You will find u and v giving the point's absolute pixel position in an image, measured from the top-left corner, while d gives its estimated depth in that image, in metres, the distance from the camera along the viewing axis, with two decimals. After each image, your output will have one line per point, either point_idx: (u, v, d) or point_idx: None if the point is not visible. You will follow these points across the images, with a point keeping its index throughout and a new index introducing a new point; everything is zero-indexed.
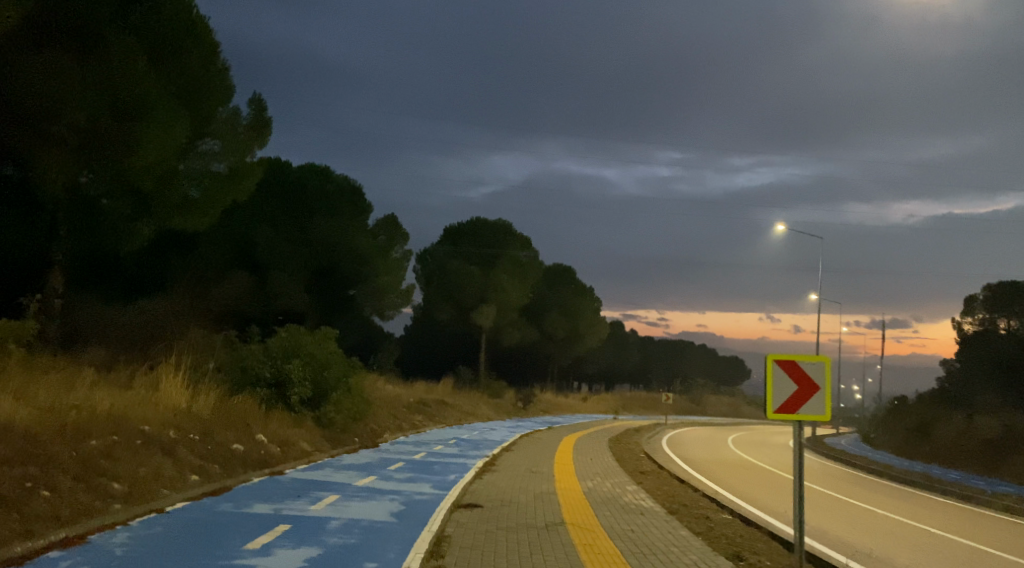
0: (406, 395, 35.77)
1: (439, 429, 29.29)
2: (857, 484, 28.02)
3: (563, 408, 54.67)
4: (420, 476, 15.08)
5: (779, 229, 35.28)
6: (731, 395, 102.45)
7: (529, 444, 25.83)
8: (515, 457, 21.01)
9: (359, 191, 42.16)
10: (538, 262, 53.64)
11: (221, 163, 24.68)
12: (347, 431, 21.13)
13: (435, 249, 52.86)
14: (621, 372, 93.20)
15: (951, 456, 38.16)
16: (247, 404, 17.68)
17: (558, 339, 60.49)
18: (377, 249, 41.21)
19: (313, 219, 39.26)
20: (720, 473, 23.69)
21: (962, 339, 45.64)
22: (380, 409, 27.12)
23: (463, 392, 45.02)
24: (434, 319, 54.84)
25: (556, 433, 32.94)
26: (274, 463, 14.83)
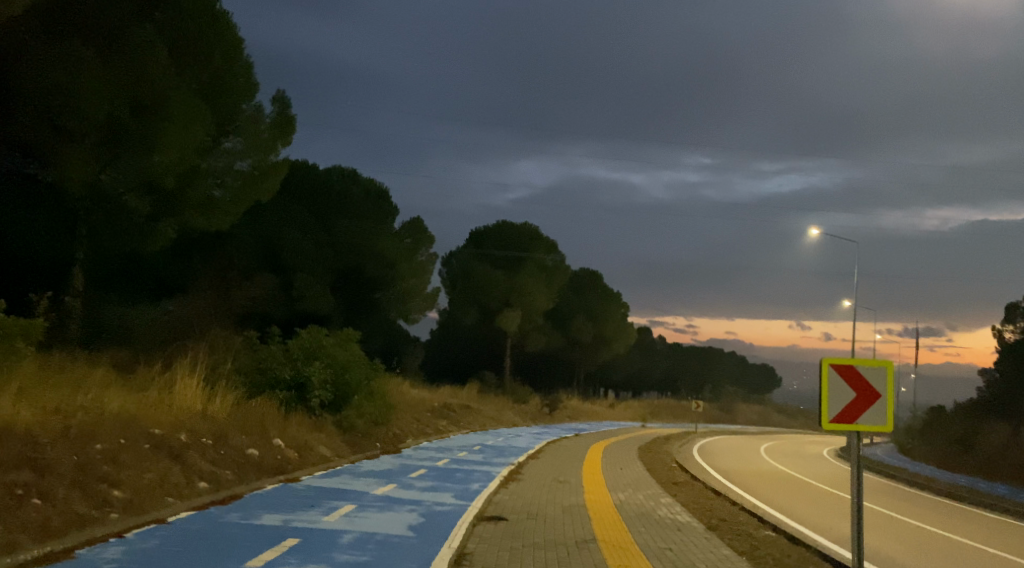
0: (432, 400, 35.09)
1: (464, 435, 28.56)
2: (896, 497, 26.98)
3: (591, 415, 53.82)
4: (441, 485, 14.34)
5: (813, 234, 34.32)
6: (760, 403, 100.94)
7: (556, 452, 25.04)
8: (542, 465, 20.24)
9: (385, 193, 41.67)
10: (566, 266, 52.79)
11: (245, 161, 24.08)
12: (370, 436, 20.45)
13: (462, 252, 52.24)
14: (648, 379, 92.05)
15: (992, 469, 36.90)
16: (265, 406, 17.04)
17: (586, 344, 59.67)
18: (403, 252, 40.63)
19: (339, 220, 38.78)
20: (755, 484, 22.79)
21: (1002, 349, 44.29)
22: (403, 414, 26.44)
23: (489, 397, 44.35)
24: (460, 323, 54.23)
25: (583, 440, 32.12)
26: (291, 469, 14.15)
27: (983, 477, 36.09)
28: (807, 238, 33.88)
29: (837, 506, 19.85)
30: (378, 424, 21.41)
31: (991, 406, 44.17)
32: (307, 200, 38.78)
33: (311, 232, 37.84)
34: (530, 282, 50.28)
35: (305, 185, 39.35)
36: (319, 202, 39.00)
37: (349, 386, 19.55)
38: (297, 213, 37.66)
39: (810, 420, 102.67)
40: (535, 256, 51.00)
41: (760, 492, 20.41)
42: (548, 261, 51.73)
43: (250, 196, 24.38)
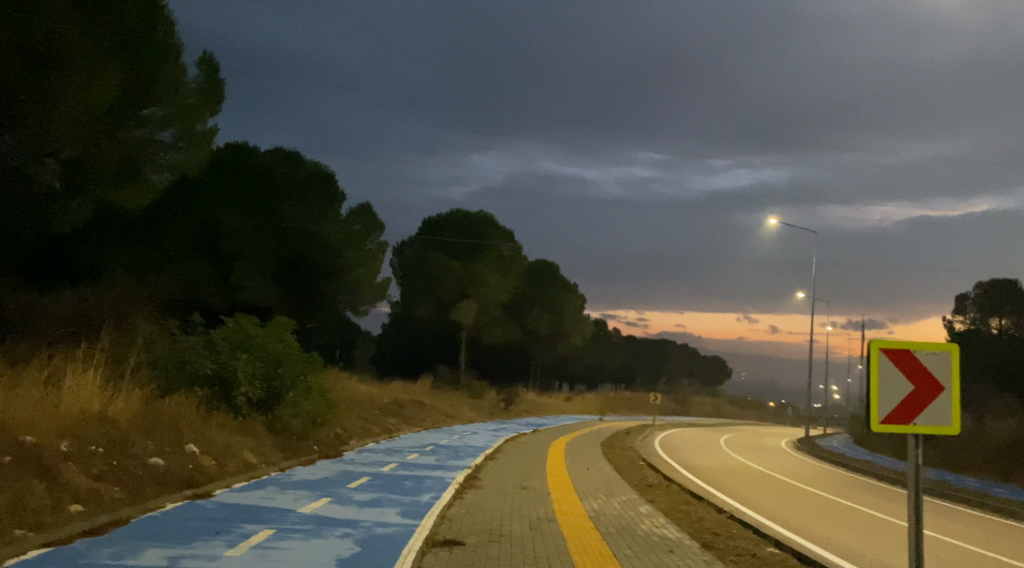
0: (381, 396, 32.79)
1: (416, 434, 26.35)
2: (875, 492, 25.40)
3: (547, 409, 51.97)
4: (385, 497, 12.13)
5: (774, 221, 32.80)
6: (715, 395, 100.23)
7: (515, 451, 22.95)
8: (501, 468, 18.14)
9: (332, 178, 39.10)
10: (521, 256, 50.72)
11: (167, 131, 21.55)
12: (307, 438, 18.19)
13: (412, 242, 49.87)
14: (605, 372, 90.60)
15: (960, 461, 35.66)
16: (181, 406, 14.76)
17: (541, 337, 57.71)
18: (350, 240, 38.18)
19: (281, 206, 36.29)
20: (730, 484, 21.03)
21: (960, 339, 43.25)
22: (348, 413, 24.15)
23: (441, 392, 42.15)
24: (411, 316, 51.93)
25: (542, 437, 30.14)
26: (205, 481, 11.90)
27: (950, 469, 34.98)
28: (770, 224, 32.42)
29: (824, 507, 18.16)
30: (318, 425, 19.13)
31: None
32: (247, 183, 36.21)
33: (251, 217, 35.28)
34: (484, 271, 48.16)
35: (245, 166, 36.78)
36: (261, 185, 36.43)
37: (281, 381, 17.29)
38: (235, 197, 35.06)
39: (764, 412, 102.31)
40: (489, 245, 48.89)
41: (740, 493, 18.64)
42: (503, 250, 49.65)
43: (171, 169, 21.98)
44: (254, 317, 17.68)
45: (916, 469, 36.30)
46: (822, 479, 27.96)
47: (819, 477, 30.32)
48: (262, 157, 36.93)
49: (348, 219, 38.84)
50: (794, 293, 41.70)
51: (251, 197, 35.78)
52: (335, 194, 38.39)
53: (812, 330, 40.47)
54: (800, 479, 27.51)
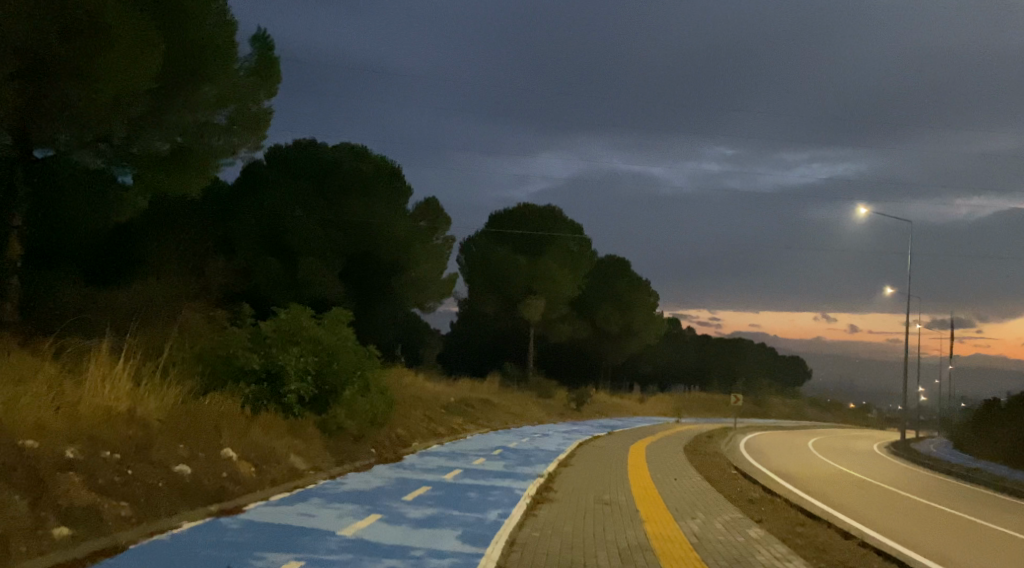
0: (446, 395, 31.19)
1: (482, 435, 24.55)
2: (989, 504, 22.87)
3: (620, 410, 49.84)
4: (445, 514, 10.28)
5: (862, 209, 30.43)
6: (793, 396, 96.42)
7: (589, 455, 20.97)
8: (577, 478, 16.25)
9: (398, 171, 37.61)
10: (591, 252, 48.71)
11: (223, 114, 19.89)
12: (362, 439, 16.50)
13: (480, 237, 48.16)
14: (677, 371, 87.69)
15: None
16: (222, 406, 13.13)
17: (613, 335, 55.51)
18: (416, 235, 36.66)
19: (346, 199, 34.93)
20: (835, 497, 18.79)
21: None
22: (410, 414, 22.45)
23: (510, 392, 40.42)
24: (479, 313, 50.29)
25: (617, 439, 28.14)
26: (238, 492, 10.21)
27: None
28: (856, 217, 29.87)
29: (952, 529, 15.83)
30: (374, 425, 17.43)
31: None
32: (312, 178, 34.93)
33: (315, 211, 34.01)
34: (555, 268, 46.20)
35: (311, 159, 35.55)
36: (325, 178, 35.12)
37: (331, 377, 15.65)
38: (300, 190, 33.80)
39: (845, 413, 98.06)
40: (560, 240, 46.91)
41: (851, 511, 16.43)
42: (573, 246, 47.63)
43: (226, 155, 20.51)
44: (307, 308, 16.03)
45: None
46: (928, 489, 25.37)
47: (921, 485, 27.69)
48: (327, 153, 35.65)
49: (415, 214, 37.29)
50: (885, 290, 38.95)
51: (315, 191, 34.48)
52: (401, 189, 36.90)
53: (905, 329, 37.67)
54: (902, 487, 25.00)
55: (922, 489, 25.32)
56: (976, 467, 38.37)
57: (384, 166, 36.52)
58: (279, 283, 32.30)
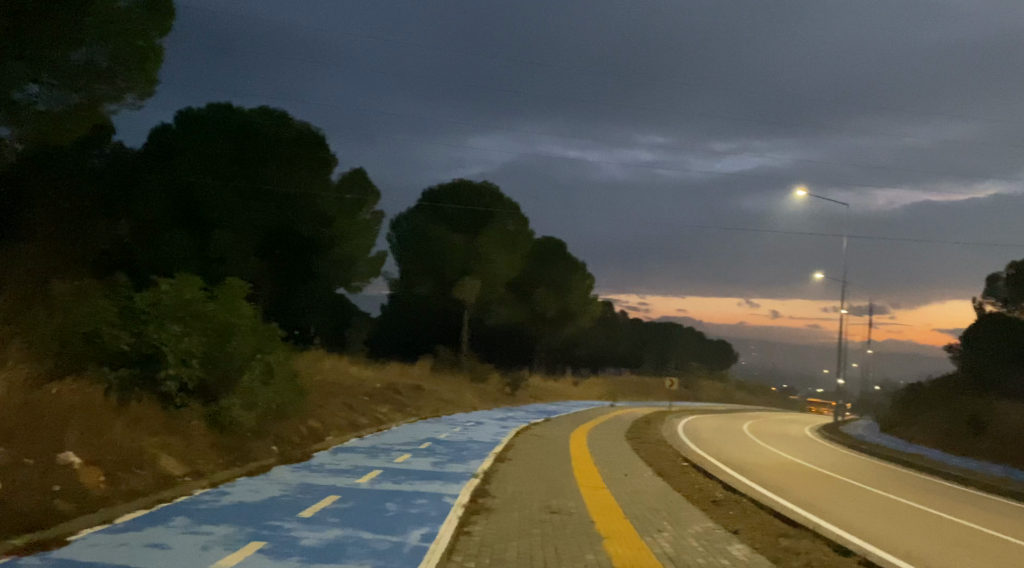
0: (371, 379, 28.63)
1: (410, 425, 22.08)
2: (950, 492, 21.51)
3: (556, 395, 47.88)
4: (350, 539, 7.94)
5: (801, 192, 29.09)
6: (724, 381, 96.11)
7: (528, 448, 18.68)
8: (518, 476, 13.98)
9: (322, 139, 34.51)
10: (527, 232, 46.54)
11: (103, 53, 16.43)
12: (262, 435, 13.85)
13: (410, 214, 45.36)
14: (610, 356, 86.12)
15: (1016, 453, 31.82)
16: (78, 393, 10.46)
17: (547, 318, 53.52)
18: (342, 208, 33.79)
19: (264, 167, 31.76)
20: (799, 492, 16.99)
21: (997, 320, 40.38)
22: (328, 404, 19.83)
23: (441, 376, 38.05)
24: (409, 295, 47.63)
25: (557, 426, 25.97)
26: (65, 512, 7.80)
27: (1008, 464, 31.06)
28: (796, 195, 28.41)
29: (937, 532, 14.15)
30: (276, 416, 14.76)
31: (993, 382, 39.71)
32: (228, 141, 31.43)
33: (228, 179, 30.94)
34: (489, 247, 43.93)
35: (225, 122, 31.86)
36: (242, 143, 31.71)
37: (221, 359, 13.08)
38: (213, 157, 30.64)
39: (774, 398, 98.25)
40: (494, 218, 44.59)
41: (824, 513, 14.61)
42: (508, 225, 45.37)
43: (111, 101, 17.05)
44: (198, 279, 13.38)
45: (964, 461, 32.50)
46: (879, 476, 24.01)
47: (872, 472, 26.32)
48: (244, 114, 32.23)
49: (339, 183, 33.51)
50: (823, 272, 37.93)
51: (229, 157, 31.21)
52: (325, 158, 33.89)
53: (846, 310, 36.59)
54: (855, 476, 23.52)
55: (873, 476, 23.90)
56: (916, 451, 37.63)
57: (307, 133, 33.34)
58: (188, 258, 29.46)
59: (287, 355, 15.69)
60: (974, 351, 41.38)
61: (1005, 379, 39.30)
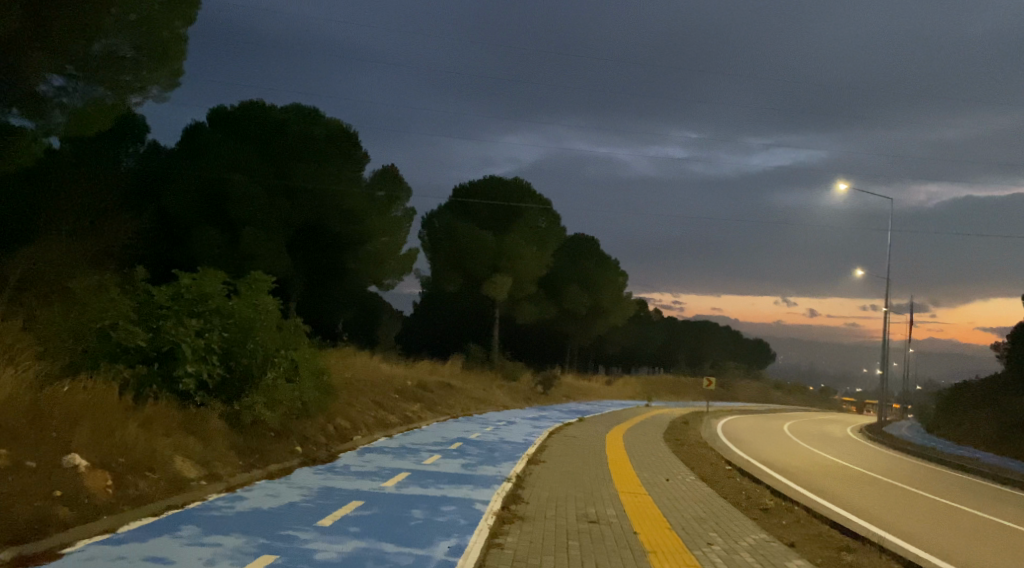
0: (402, 378, 28.10)
1: (441, 425, 21.47)
2: (1003, 496, 20.51)
3: (590, 394, 47.09)
4: (372, 554, 7.33)
5: (841, 189, 28.10)
6: (759, 380, 94.62)
7: (562, 449, 17.93)
8: (552, 480, 13.28)
9: (354, 136, 34.06)
10: (560, 230, 45.83)
11: (128, 44, 15.71)
12: (285, 436, 13.26)
13: (442, 211, 44.79)
14: (644, 354, 85.01)
15: None
16: (89, 391, 9.94)
17: (581, 316, 52.73)
18: (373, 205, 33.29)
19: (294, 164, 31.37)
20: (847, 498, 16.14)
21: None
22: (356, 403, 19.27)
23: (474, 374, 37.46)
24: (441, 292, 47.10)
25: (591, 426, 25.24)
26: (64, 522, 7.23)
27: None
28: (836, 192, 27.46)
29: (1000, 545, 13.27)
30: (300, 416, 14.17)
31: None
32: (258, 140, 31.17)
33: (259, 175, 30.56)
34: (523, 243, 43.29)
35: (255, 121, 31.73)
36: (271, 141, 31.50)
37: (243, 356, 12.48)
38: (243, 155, 30.36)
39: (810, 397, 96.56)
40: (527, 215, 43.91)
41: (878, 522, 13.78)
42: (542, 222, 44.70)
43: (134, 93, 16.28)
44: (220, 274, 12.85)
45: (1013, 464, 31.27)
46: (927, 479, 23.04)
47: (919, 474, 25.30)
48: (275, 111, 31.91)
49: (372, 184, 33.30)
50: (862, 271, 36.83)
51: (260, 154, 30.87)
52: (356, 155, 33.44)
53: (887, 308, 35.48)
54: (902, 479, 22.55)
55: (920, 479, 22.93)
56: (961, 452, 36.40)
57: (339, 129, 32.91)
58: (216, 254, 29.19)
59: (312, 352, 15.13)
60: (1019, 351, 40.07)
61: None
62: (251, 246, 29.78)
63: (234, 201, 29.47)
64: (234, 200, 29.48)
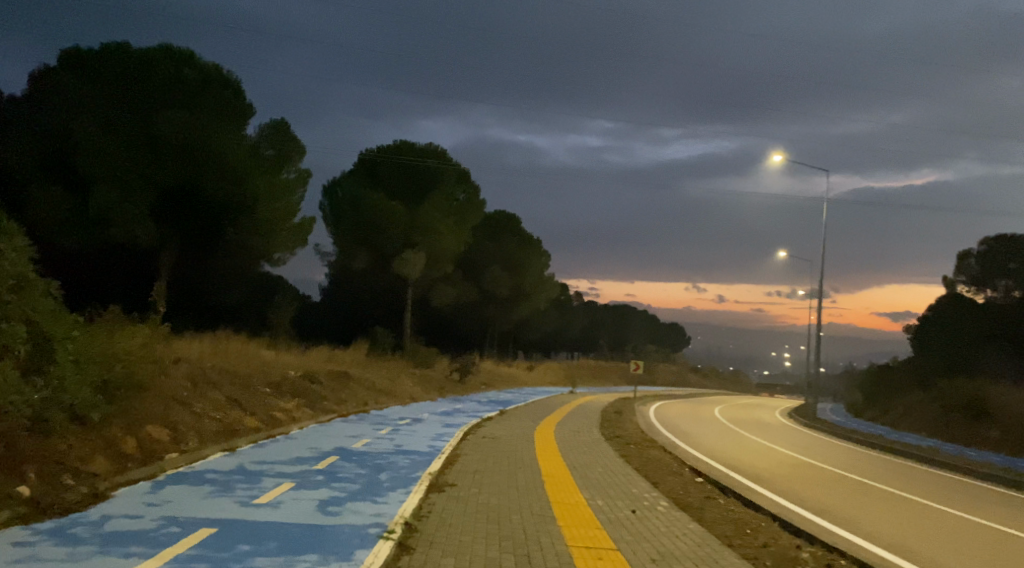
0: (283, 367, 22.43)
1: (321, 430, 16.11)
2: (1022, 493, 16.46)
3: (509, 381, 42.21)
4: None
5: (778, 151, 24.11)
6: (682, 364, 91.56)
7: (480, 462, 12.82)
8: (461, 530, 8.22)
9: (240, 85, 26.82)
10: (476, 201, 40.67)
11: None
12: (9, 464, 8.05)
13: (344, 178, 38.88)
14: (564, 340, 80.63)
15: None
16: None
17: (498, 299, 47.88)
18: (260, 167, 26.39)
19: (163, 115, 24.31)
20: (869, 521, 11.59)
21: (964, 303, 36.86)
22: (196, 403, 13.79)
23: (378, 361, 32.18)
24: (341, 270, 41.44)
25: (514, 423, 20.17)
26: None
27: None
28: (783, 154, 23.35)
29: None
30: (42, 432, 8.89)
31: (974, 365, 35.05)
32: (120, 87, 24.15)
33: (117, 129, 23.72)
34: (437, 215, 38.03)
35: (116, 64, 24.37)
36: (132, 80, 24.38)
37: None
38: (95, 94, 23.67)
39: (731, 382, 94.29)
40: (441, 184, 38.61)
41: None
42: (457, 193, 39.48)
43: None
44: None
45: (982, 450, 27.78)
46: (915, 472, 18.89)
47: (898, 465, 21.26)
48: (141, 51, 24.76)
49: (256, 138, 26.93)
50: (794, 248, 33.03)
51: (121, 103, 23.99)
52: (241, 108, 26.31)
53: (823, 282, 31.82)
54: (889, 473, 18.40)
55: (907, 473, 18.70)
56: (913, 434, 33.07)
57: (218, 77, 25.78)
58: (65, 224, 23.22)
59: (75, 329, 9.92)
60: (945, 332, 36.77)
61: (990, 358, 34.57)
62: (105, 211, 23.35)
63: (84, 151, 23.08)
64: (85, 150, 23.09)
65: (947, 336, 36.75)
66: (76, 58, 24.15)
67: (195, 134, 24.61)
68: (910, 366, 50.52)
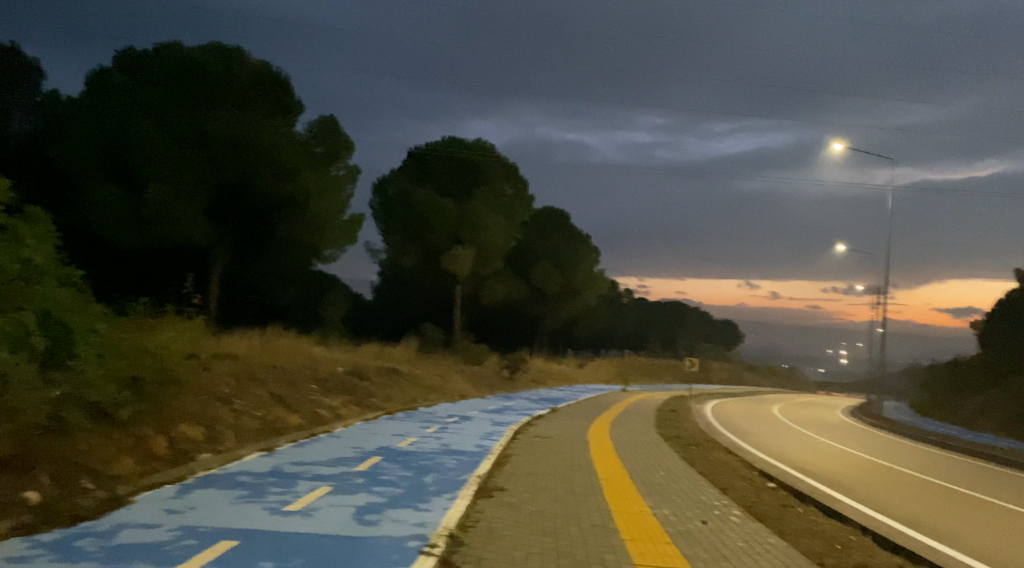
0: (330, 362, 21.81)
1: (366, 429, 15.36)
2: None
3: (560, 379, 41.32)
4: None
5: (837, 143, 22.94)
6: (736, 362, 89.71)
7: (533, 465, 11.92)
8: (513, 544, 7.36)
9: (289, 83, 26.28)
10: (526, 196, 39.84)
11: None
12: (20, 468, 7.44)
13: (392, 175, 38.34)
14: (615, 338, 79.44)
15: None
16: None
17: (549, 295, 47.03)
18: (309, 163, 25.78)
19: (216, 112, 23.72)
20: (962, 533, 10.47)
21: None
22: (237, 401, 13.07)
23: (426, 358, 31.52)
24: (390, 267, 40.91)
25: (568, 422, 19.26)
26: None
27: None
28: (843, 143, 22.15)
29: None
30: (61, 431, 8.22)
31: None
32: (172, 85, 23.68)
33: (171, 126, 23.09)
34: (486, 211, 37.29)
35: (169, 63, 23.92)
36: (184, 79, 23.93)
37: None
38: (147, 92, 23.20)
39: (786, 381, 92.17)
40: (490, 179, 37.88)
41: None
42: (506, 188, 38.72)
43: None
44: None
45: None
46: (998, 477, 17.57)
47: (977, 468, 19.90)
48: (193, 50, 24.32)
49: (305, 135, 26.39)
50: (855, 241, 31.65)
51: (173, 101, 23.49)
52: (290, 104, 25.73)
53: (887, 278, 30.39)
54: (969, 477, 17.11)
55: (990, 477, 17.39)
56: (985, 435, 31.42)
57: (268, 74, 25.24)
58: (119, 223, 22.63)
59: (100, 321, 9.32)
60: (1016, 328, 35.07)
61: None
62: (160, 209, 22.64)
63: (133, 146, 22.44)
64: (134, 145, 22.45)
65: (1019, 331, 34.94)
66: (128, 60, 23.91)
67: (248, 131, 23.98)
68: (977, 364, 48.48)
